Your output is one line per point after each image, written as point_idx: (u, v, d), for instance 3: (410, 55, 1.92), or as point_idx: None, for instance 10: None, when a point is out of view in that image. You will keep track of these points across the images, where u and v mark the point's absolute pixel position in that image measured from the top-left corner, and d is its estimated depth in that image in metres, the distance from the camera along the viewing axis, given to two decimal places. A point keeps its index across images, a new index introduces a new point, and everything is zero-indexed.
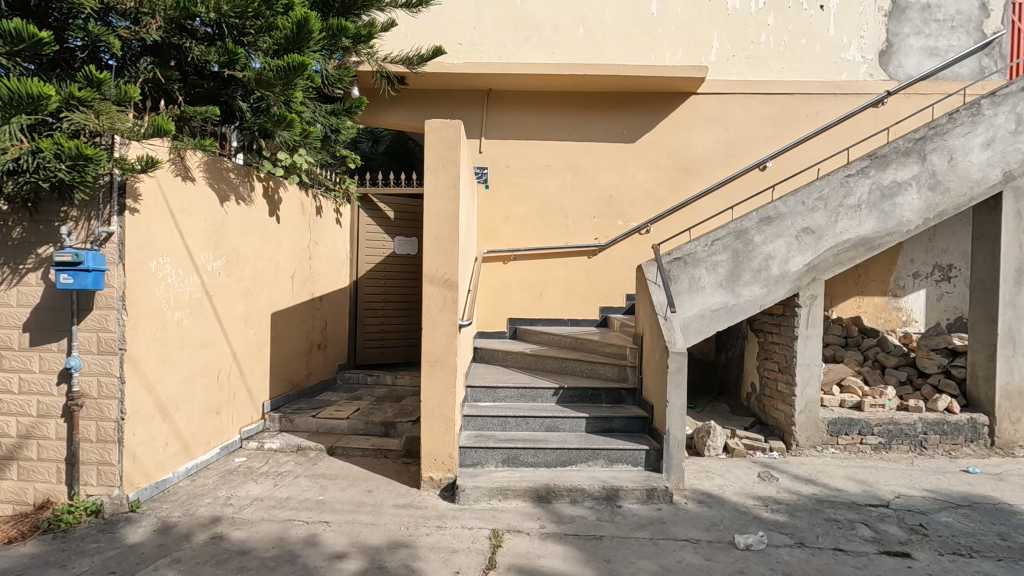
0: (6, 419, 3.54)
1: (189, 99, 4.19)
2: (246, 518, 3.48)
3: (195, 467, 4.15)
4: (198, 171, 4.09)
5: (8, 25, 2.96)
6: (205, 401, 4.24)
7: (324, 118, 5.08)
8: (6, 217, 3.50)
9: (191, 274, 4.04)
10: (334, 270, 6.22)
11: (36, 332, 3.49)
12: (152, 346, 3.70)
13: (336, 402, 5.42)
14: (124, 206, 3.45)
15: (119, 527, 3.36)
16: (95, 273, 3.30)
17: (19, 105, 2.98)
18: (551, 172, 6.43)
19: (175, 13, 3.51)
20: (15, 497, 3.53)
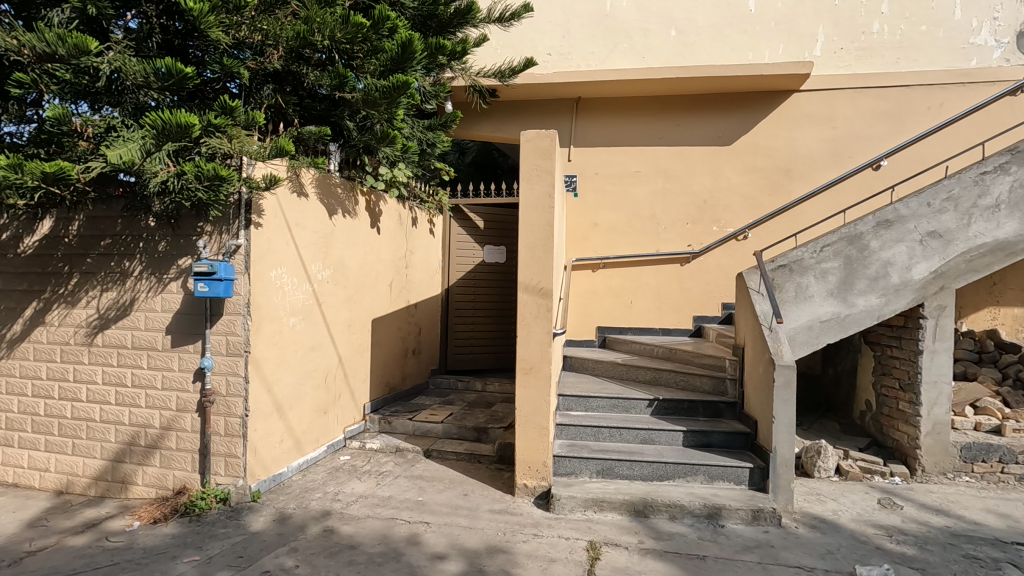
0: (151, 412, 3.98)
1: (303, 120, 4.52)
2: (353, 514, 3.68)
3: (306, 463, 4.44)
4: (310, 186, 4.40)
5: (161, 64, 3.38)
6: (315, 401, 4.54)
7: (421, 133, 5.29)
8: (154, 233, 3.95)
9: (304, 282, 4.35)
10: (428, 278, 6.46)
11: (177, 335, 3.91)
12: (271, 349, 4.03)
13: (431, 406, 5.61)
14: (250, 221, 3.79)
15: (243, 515, 3.67)
16: (226, 282, 3.66)
17: (170, 134, 3.37)
18: (641, 179, 6.31)
19: (295, 43, 3.82)
20: (158, 482, 3.96)
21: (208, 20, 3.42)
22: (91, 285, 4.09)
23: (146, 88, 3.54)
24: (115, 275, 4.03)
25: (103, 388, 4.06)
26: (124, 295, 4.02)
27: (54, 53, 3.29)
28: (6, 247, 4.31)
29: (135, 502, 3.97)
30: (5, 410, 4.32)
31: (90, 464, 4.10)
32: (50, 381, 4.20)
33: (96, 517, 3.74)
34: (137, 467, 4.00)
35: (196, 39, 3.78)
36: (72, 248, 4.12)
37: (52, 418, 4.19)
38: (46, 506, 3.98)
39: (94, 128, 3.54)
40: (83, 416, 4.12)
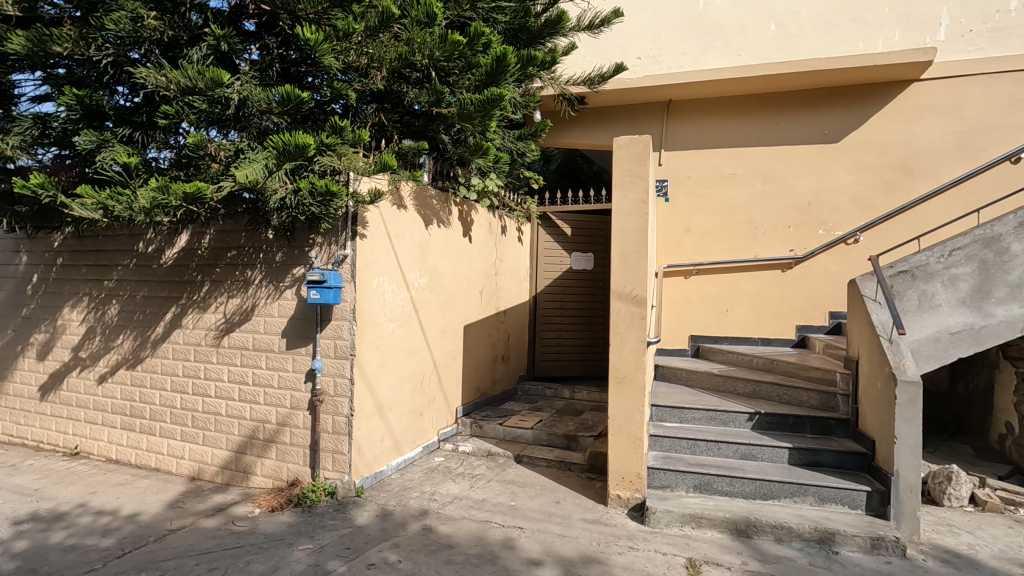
0: (269, 408, 4.34)
1: (403, 136, 4.76)
2: (450, 514, 3.80)
3: (403, 462, 4.65)
4: (409, 199, 4.62)
5: (282, 90, 3.72)
6: (413, 404, 4.75)
7: (511, 143, 5.39)
8: (272, 244, 4.33)
9: (402, 289, 4.57)
10: (516, 285, 6.56)
11: (291, 338, 4.25)
12: (374, 352, 4.26)
13: (520, 412, 5.68)
14: (355, 233, 4.07)
15: (349, 509, 3.91)
16: (335, 289, 3.93)
17: (291, 153, 3.70)
18: (738, 181, 6.03)
19: (397, 64, 4.03)
20: (274, 474, 4.31)
21: (322, 48, 3.70)
22: (219, 292, 4.54)
23: (269, 114, 3.89)
24: (239, 283, 4.45)
25: (228, 385, 4.49)
26: (247, 301, 4.42)
27: (195, 86, 3.70)
28: (151, 258, 4.89)
29: (255, 490, 4.34)
30: (149, 402, 4.89)
31: (217, 454, 4.54)
32: (185, 377, 4.70)
33: (223, 503, 4.13)
34: (257, 459, 4.37)
35: (310, 65, 4.10)
36: (203, 259, 4.60)
37: (187, 411, 4.68)
38: (182, 489, 4.45)
39: (225, 151, 3.94)
40: (212, 410, 4.57)
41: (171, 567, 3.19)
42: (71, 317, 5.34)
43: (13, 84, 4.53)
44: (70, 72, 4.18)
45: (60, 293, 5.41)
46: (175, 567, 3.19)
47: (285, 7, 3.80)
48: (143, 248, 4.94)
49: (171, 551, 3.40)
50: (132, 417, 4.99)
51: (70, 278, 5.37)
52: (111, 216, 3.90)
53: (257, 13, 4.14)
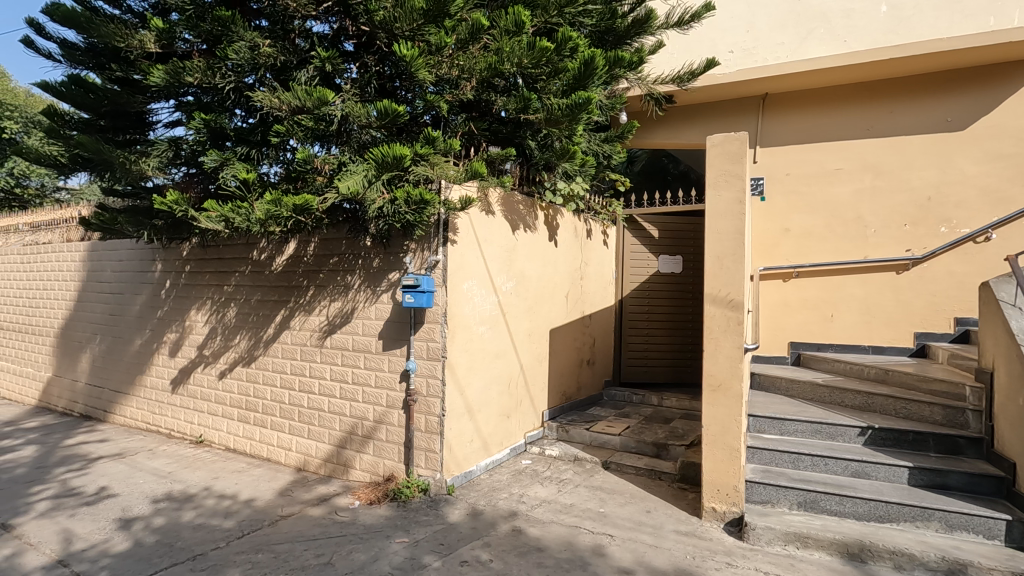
0: (367, 406, 4.58)
1: (491, 143, 4.86)
2: (539, 517, 3.82)
3: (492, 463, 4.74)
4: (497, 206, 4.71)
5: (381, 105, 3.93)
6: (501, 406, 4.83)
7: (597, 146, 5.34)
8: (370, 251, 4.58)
9: (490, 293, 4.66)
10: (602, 288, 6.49)
11: (387, 339, 4.46)
12: (464, 355, 4.38)
13: (607, 418, 5.60)
14: (447, 239, 4.22)
15: (441, 506, 4.04)
16: (428, 293, 4.10)
17: (388, 164, 3.89)
18: (843, 176, 5.61)
19: (487, 73, 4.13)
20: (372, 469, 4.54)
21: (418, 63, 3.86)
22: (322, 296, 4.87)
23: (368, 128, 4.12)
24: (341, 288, 4.75)
25: (331, 383, 4.79)
26: (347, 305, 4.70)
27: (304, 106, 3.99)
28: (264, 265, 5.33)
29: (355, 483, 4.60)
30: (261, 397, 5.33)
31: (321, 447, 4.86)
32: (293, 375, 5.07)
33: (327, 493, 4.42)
34: (356, 454, 4.63)
35: (405, 80, 4.30)
36: (309, 265, 4.96)
37: (294, 407, 5.05)
38: (290, 479, 4.81)
39: (329, 165, 4.22)
40: (316, 407, 4.90)
41: (283, 550, 3.46)
42: (197, 318, 5.94)
43: (152, 112, 5.12)
44: (198, 99, 4.66)
45: (188, 297, 6.04)
46: (287, 550, 3.45)
47: (383, 26, 3.96)
48: (256, 256, 5.40)
49: (283, 535, 3.69)
50: (247, 410, 5.46)
51: (195, 284, 5.98)
52: (231, 227, 4.30)
53: (356, 34, 4.42)
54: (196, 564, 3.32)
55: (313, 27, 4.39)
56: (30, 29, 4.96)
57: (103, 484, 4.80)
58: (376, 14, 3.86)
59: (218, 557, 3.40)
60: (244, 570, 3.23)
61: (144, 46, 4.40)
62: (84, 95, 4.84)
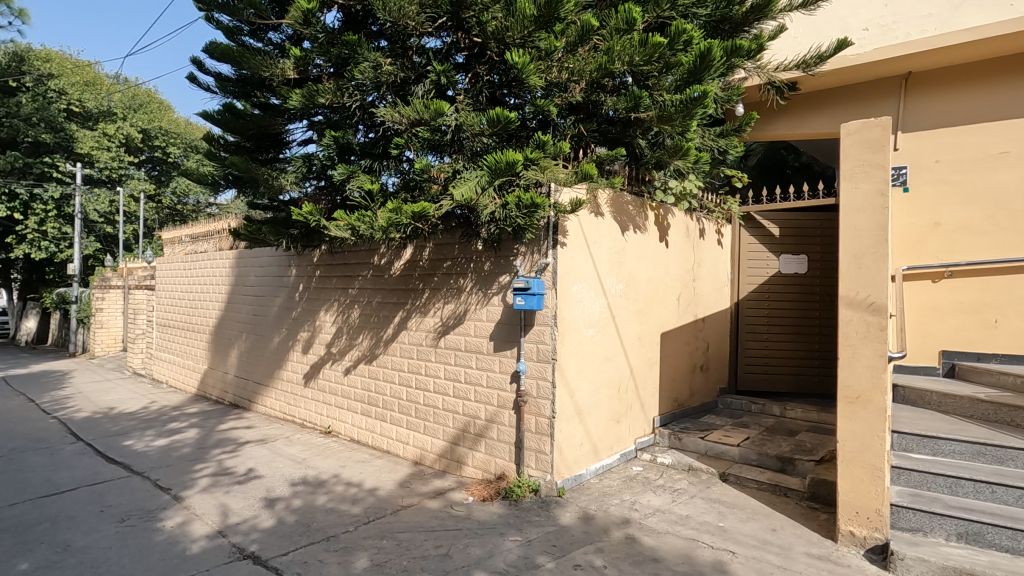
0: (479, 405, 4.73)
1: (600, 144, 4.80)
2: (653, 527, 3.71)
3: (601, 468, 4.68)
4: (606, 207, 4.65)
5: (494, 113, 4.01)
6: (610, 410, 4.76)
7: (713, 141, 5.09)
8: (481, 255, 4.72)
9: (600, 296, 4.61)
10: (716, 290, 6.19)
11: (498, 341, 4.57)
12: (574, 357, 4.37)
13: (723, 427, 5.31)
14: (557, 241, 4.23)
15: (552, 507, 4.06)
16: (538, 296, 4.15)
17: (500, 170, 3.96)
18: (1009, 161, 4.87)
19: (596, 74, 4.09)
20: (484, 466, 4.67)
21: (529, 69, 3.90)
22: (437, 298, 5.10)
23: (480, 136, 4.25)
24: (454, 291, 4.94)
25: (444, 381, 5.01)
26: (460, 306, 4.88)
27: (422, 118, 4.18)
28: (384, 269, 5.70)
29: (468, 479, 4.76)
30: (382, 393, 5.69)
31: (436, 443, 5.08)
32: (410, 373, 5.36)
33: (442, 488, 4.61)
34: (469, 451, 4.79)
35: (515, 87, 4.40)
36: (424, 269, 5.22)
37: (411, 403, 5.34)
38: (408, 472, 5.08)
39: (444, 173, 4.41)
40: (431, 404, 5.14)
41: (405, 538, 3.67)
42: (326, 319, 6.48)
43: (289, 132, 5.67)
44: (327, 117, 5.08)
45: (318, 299, 6.61)
46: (408, 539, 3.65)
47: (495, 36, 4.06)
48: (377, 261, 5.78)
49: (404, 524, 3.91)
50: (370, 405, 5.86)
51: (324, 287, 6.53)
52: (357, 234, 4.64)
53: (468, 46, 4.59)
54: (330, 544, 3.62)
55: (429, 43, 4.61)
56: (194, 66, 5.70)
57: (250, 466, 5.38)
58: (489, 25, 3.97)
59: (348, 540, 3.68)
60: (371, 553, 3.47)
61: (284, 73, 4.89)
62: (235, 120, 5.47)
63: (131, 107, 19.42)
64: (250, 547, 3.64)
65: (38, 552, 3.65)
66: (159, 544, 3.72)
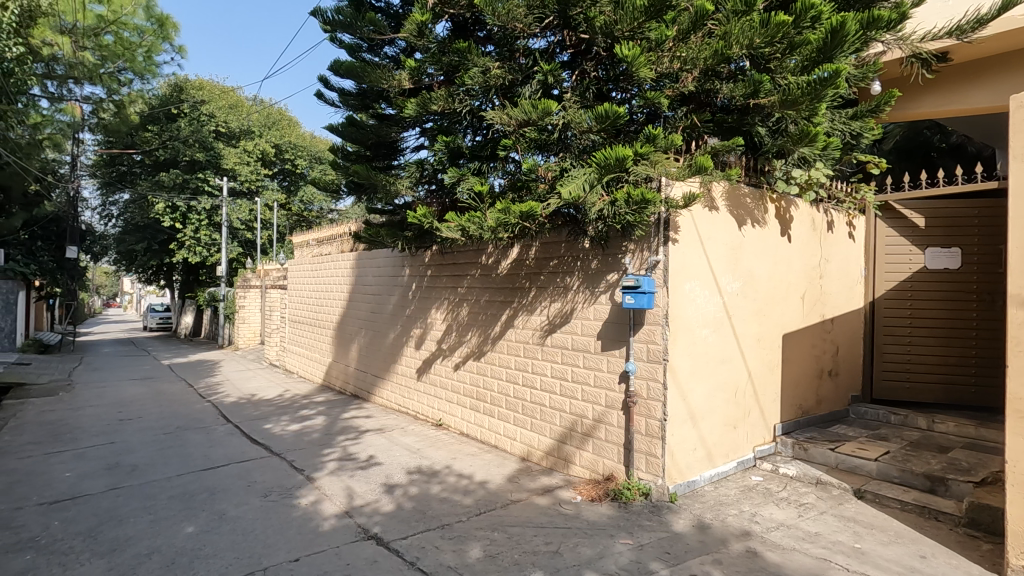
0: (586, 404, 4.69)
1: (714, 135, 4.55)
2: (777, 542, 3.46)
3: (717, 475, 4.45)
4: (721, 200, 4.41)
5: (603, 109, 3.95)
6: (726, 415, 4.51)
7: (844, 124, 4.63)
8: (589, 253, 4.68)
9: (715, 294, 4.38)
10: (846, 288, 5.65)
11: (606, 340, 4.51)
12: (687, 358, 4.19)
13: (857, 438, 4.83)
14: (668, 238, 4.08)
15: (664, 513, 3.92)
16: (649, 294, 4.03)
17: (609, 166, 3.89)
18: None
19: (712, 61, 3.88)
20: (592, 466, 4.63)
21: (640, 62, 3.79)
22: (544, 297, 5.14)
23: (588, 133, 4.20)
24: (561, 289, 4.95)
25: (551, 379, 5.03)
26: (567, 305, 4.88)
27: (530, 119, 4.21)
28: (492, 268, 5.84)
29: (575, 478, 4.74)
30: (490, 389, 5.85)
31: (543, 440, 5.12)
32: (517, 370, 5.45)
33: (550, 485, 4.64)
34: (576, 450, 4.77)
35: (623, 82, 4.31)
36: (531, 268, 5.28)
37: (519, 400, 5.43)
38: (516, 467, 5.17)
39: (551, 172, 4.43)
40: (538, 401, 5.19)
41: (515, 532, 3.73)
42: (437, 316, 6.78)
43: (403, 139, 5.99)
44: (437, 124, 5.29)
45: (430, 298, 6.93)
46: (519, 533, 3.72)
47: (603, 31, 4.00)
48: (485, 261, 5.94)
49: (514, 518, 3.98)
50: (478, 400, 6.04)
51: (435, 286, 6.84)
52: (467, 235, 4.80)
53: (574, 44, 4.58)
54: (445, 532, 3.79)
55: (535, 44, 4.64)
56: (321, 83, 6.21)
57: (371, 453, 5.77)
58: (598, 19, 3.92)
59: (461, 529, 3.82)
60: (483, 544, 3.57)
61: (400, 84, 5.19)
62: (357, 131, 5.88)
63: (266, 125, 21.63)
64: (373, 529, 3.90)
65: (200, 518, 4.19)
66: (296, 519, 4.10)
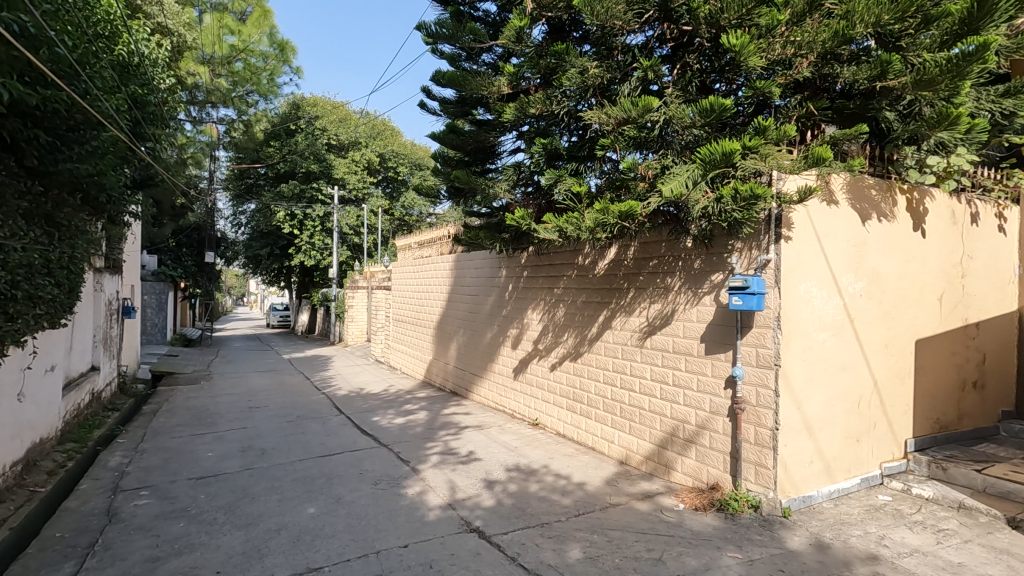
0: (688, 409, 4.51)
1: (833, 124, 4.20)
2: (910, 570, 3.13)
3: (837, 491, 4.11)
4: (842, 193, 4.07)
5: (707, 102, 3.74)
6: (847, 426, 4.15)
7: (993, 103, 4.10)
8: (692, 252, 4.50)
9: (834, 296, 4.05)
10: (995, 289, 4.98)
11: (710, 343, 4.31)
12: (802, 364, 3.90)
13: (1010, 460, 4.24)
14: (779, 235, 3.82)
15: (777, 528, 3.68)
16: (759, 295, 3.78)
17: (716, 162, 3.72)
18: None
19: (832, 44, 3.57)
20: (695, 474, 4.45)
21: (748, 50, 3.59)
22: (643, 298, 5.03)
23: (690, 128, 4.04)
24: (661, 290, 4.82)
25: (651, 382, 4.90)
26: (668, 306, 4.73)
27: (629, 117, 4.15)
28: (588, 269, 5.81)
29: (677, 485, 4.58)
30: (587, 390, 5.82)
31: (642, 444, 5.01)
32: (615, 372, 5.38)
33: (651, 491, 4.53)
34: (678, 456, 4.61)
35: (728, 72, 4.10)
36: (629, 268, 5.19)
37: (617, 402, 5.36)
38: (615, 470, 5.10)
39: (652, 170, 4.33)
40: (637, 404, 5.08)
41: (616, 536, 3.69)
42: (534, 317, 6.86)
43: (500, 143, 6.13)
44: (534, 126, 5.36)
45: (526, 298, 7.03)
46: (619, 537, 3.67)
47: (708, 20, 3.84)
48: (582, 261, 5.92)
49: (614, 522, 3.93)
50: (575, 401, 6.03)
51: (532, 287, 6.91)
52: (564, 235, 4.81)
53: (675, 37, 4.43)
54: (545, 531, 3.83)
55: (634, 40, 4.56)
56: (423, 94, 6.52)
57: (471, 449, 5.96)
58: (701, 10, 3.77)
59: (561, 529, 3.84)
60: (583, 546, 3.57)
61: (500, 89, 5.32)
62: (456, 138, 6.07)
63: (371, 135, 23.02)
64: (475, 522, 4.03)
65: (320, 500, 4.55)
66: (404, 508, 4.33)
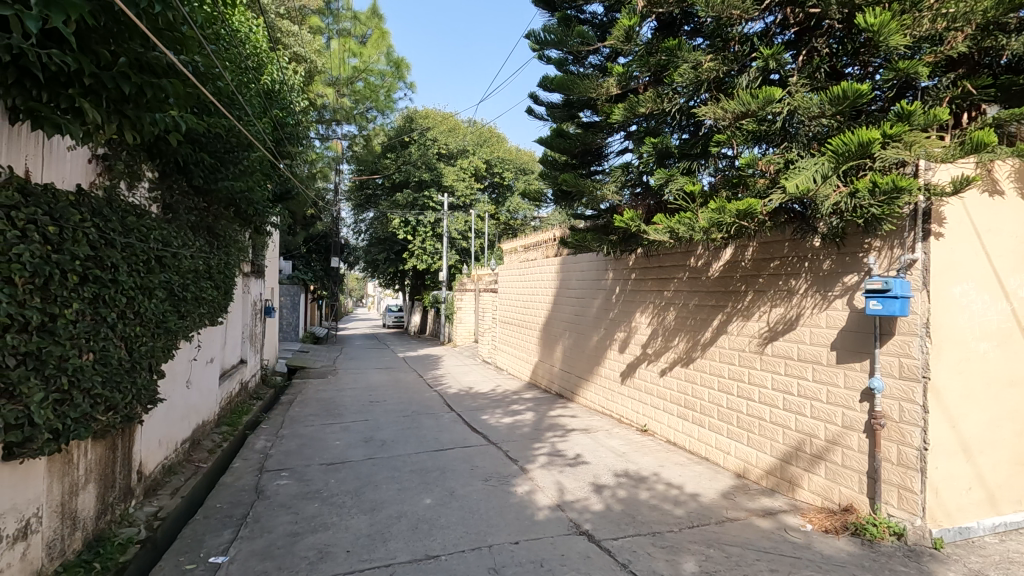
0: (816, 423, 4.16)
1: (996, 104, 3.68)
2: None
3: (1002, 524, 3.60)
4: (1008, 181, 3.57)
5: (839, 88, 3.45)
6: (1014, 450, 3.61)
7: None
8: (819, 252, 4.15)
9: (998, 300, 3.55)
10: None
11: (842, 351, 3.94)
12: (957, 377, 3.43)
13: None
14: (928, 232, 3.40)
15: (926, 560, 3.27)
16: (903, 299, 3.38)
17: (849, 155, 3.42)
18: None
19: (995, 13, 3.13)
20: (824, 493, 4.09)
21: (890, 28, 3.25)
22: (763, 301, 4.72)
23: (818, 118, 3.75)
24: (783, 293, 4.50)
25: (773, 392, 4.59)
26: (792, 311, 4.41)
27: (748, 110, 3.95)
28: (702, 271, 5.57)
29: (804, 504, 4.24)
30: (699, 398, 5.58)
31: (762, 457, 4.70)
32: (731, 379, 5.11)
33: (773, 508, 4.24)
34: (804, 472, 4.26)
35: (863, 54, 3.75)
36: (747, 270, 4.91)
37: (733, 411, 5.08)
38: (732, 483, 4.84)
39: (774, 165, 4.00)
40: (756, 415, 4.78)
41: (735, 553, 3.50)
42: (641, 320, 6.72)
43: (607, 145, 6.09)
44: (643, 126, 5.27)
45: (633, 301, 6.90)
46: (738, 554, 3.47)
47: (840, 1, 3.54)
48: (694, 263, 5.70)
49: (731, 538, 3.73)
50: (686, 408, 5.81)
51: (640, 290, 6.78)
52: (676, 237, 4.65)
53: (799, 21, 4.14)
54: (657, 540, 3.73)
55: (753, 29, 4.32)
56: (531, 100, 6.63)
57: (579, 452, 5.96)
58: None
59: (675, 540, 3.72)
60: (699, 559, 3.42)
61: (608, 90, 5.30)
62: (563, 142, 6.09)
63: (478, 143, 23.70)
64: (584, 525, 4.02)
65: (435, 492, 4.79)
66: (514, 506, 4.44)
